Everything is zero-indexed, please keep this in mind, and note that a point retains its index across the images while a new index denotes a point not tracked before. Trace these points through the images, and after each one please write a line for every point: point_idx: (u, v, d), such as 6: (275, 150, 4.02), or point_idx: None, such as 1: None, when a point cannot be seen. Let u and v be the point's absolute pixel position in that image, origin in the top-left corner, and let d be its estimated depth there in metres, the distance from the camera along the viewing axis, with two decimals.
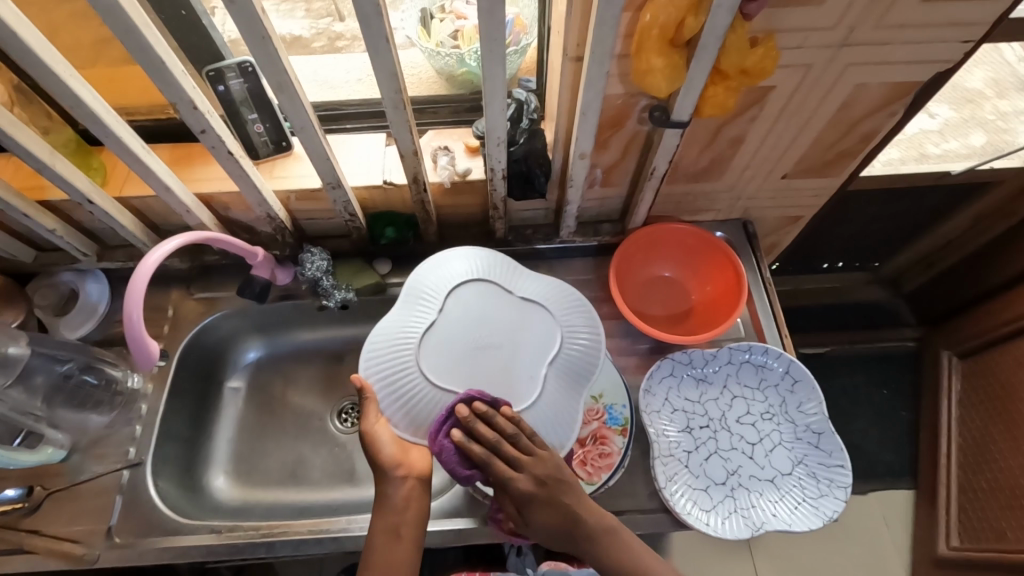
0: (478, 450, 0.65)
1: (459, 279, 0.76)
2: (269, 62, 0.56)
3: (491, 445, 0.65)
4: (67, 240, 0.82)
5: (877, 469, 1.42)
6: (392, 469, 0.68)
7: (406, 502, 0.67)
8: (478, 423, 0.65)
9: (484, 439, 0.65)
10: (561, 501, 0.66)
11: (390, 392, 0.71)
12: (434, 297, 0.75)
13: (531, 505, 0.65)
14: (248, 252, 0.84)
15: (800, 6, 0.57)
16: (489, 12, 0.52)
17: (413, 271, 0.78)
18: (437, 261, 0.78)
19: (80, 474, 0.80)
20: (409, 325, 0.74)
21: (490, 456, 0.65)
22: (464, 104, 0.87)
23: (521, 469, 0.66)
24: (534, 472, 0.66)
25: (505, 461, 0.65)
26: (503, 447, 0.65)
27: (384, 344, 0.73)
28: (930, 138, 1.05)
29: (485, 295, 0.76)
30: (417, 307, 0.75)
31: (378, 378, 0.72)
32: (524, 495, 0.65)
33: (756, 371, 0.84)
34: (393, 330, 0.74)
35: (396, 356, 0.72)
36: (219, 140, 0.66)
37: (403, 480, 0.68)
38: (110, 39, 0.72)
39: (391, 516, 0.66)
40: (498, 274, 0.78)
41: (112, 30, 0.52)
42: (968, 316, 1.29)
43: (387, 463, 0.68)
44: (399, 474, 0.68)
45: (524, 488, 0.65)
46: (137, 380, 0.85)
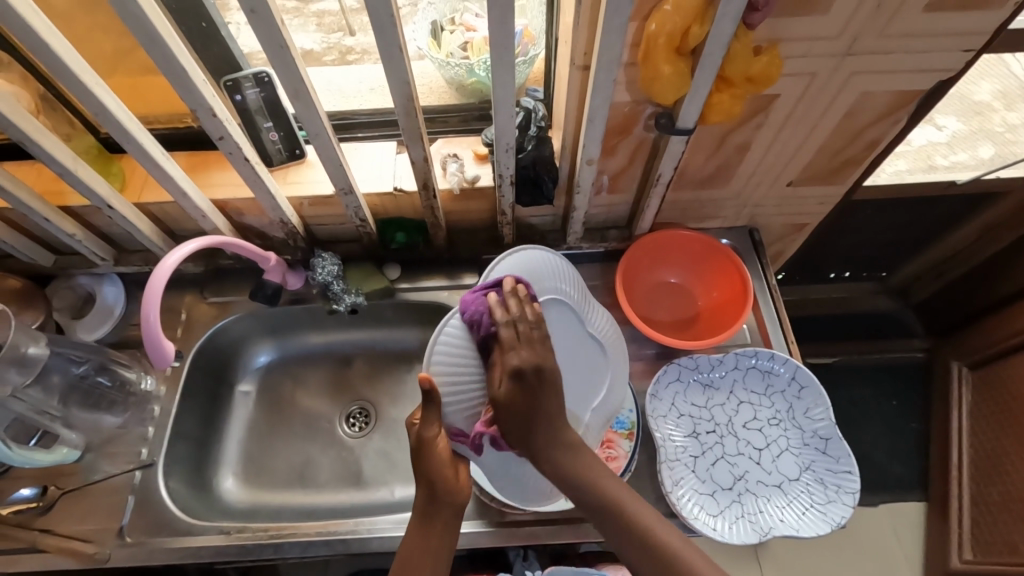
0: (501, 313, 0.67)
1: (547, 298, 0.74)
2: (287, 71, 0.58)
3: (518, 314, 0.67)
4: (86, 244, 0.85)
5: (887, 481, 1.40)
6: (440, 494, 0.65)
7: (446, 525, 0.66)
8: (515, 295, 0.69)
9: (511, 308, 0.68)
10: (540, 396, 0.65)
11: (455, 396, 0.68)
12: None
13: (514, 377, 0.64)
14: (261, 256, 0.85)
15: (802, 16, 0.59)
16: (500, 22, 0.54)
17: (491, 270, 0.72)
18: (526, 266, 0.74)
19: (92, 474, 0.81)
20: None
21: (510, 323, 0.67)
22: (473, 113, 0.88)
23: (530, 347, 0.66)
24: (535, 352, 0.66)
25: (516, 335, 0.66)
26: (524, 321, 0.67)
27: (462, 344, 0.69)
28: (938, 150, 1.05)
29: (561, 321, 0.75)
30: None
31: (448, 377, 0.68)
32: (513, 369, 0.64)
33: (763, 377, 0.84)
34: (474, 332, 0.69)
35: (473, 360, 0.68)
36: (237, 147, 0.68)
37: (449, 505, 0.66)
38: (133, 50, 0.75)
39: (431, 540, 0.65)
40: (577, 300, 0.76)
41: (138, 40, 0.54)
42: (978, 326, 1.28)
43: (437, 485, 0.65)
44: (446, 500, 0.65)
45: (518, 362, 0.65)
46: (150, 382, 0.87)
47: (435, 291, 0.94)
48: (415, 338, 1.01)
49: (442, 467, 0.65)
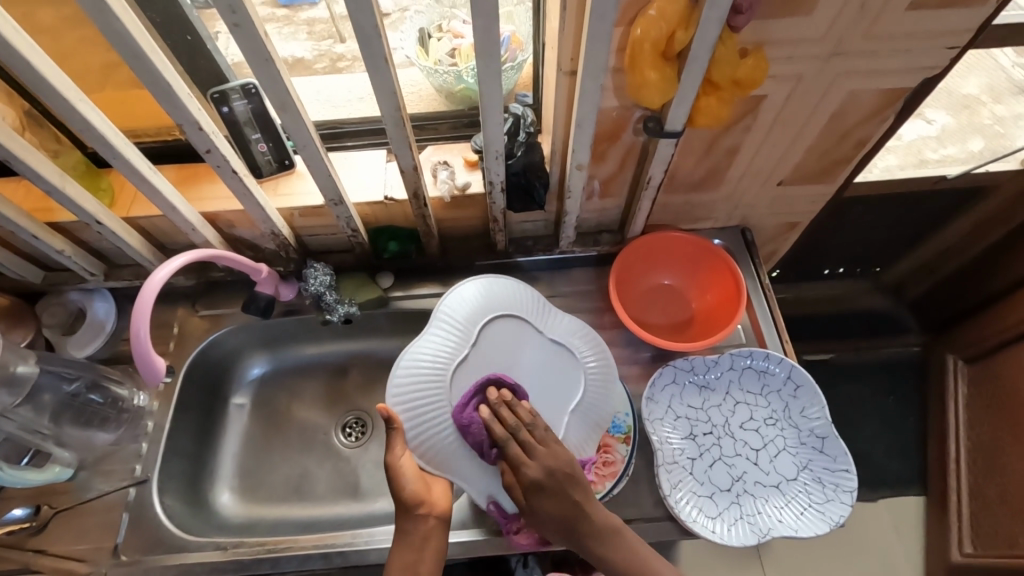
0: (498, 429, 0.68)
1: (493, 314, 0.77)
2: (273, 83, 0.58)
3: (516, 425, 0.68)
4: (76, 260, 0.84)
5: (885, 476, 1.41)
6: (414, 508, 0.69)
7: (424, 539, 0.69)
8: (505, 405, 0.70)
9: (504, 420, 0.69)
10: (568, 495, 0.67)
11: (415, 420, 0.72)
12: (468, 330, 0.76)
13: (538, 493, 0.66)
14: (252, 268, 0.85)
15: (786, 18, 0.59)
16: (485, 31, 0.54)
17: (441, 300, 0.78)
18: (479, 286, 0.79)
19: (86, 492, 0.81)
20: (441, 355, 0.74)
21: (509, 438, 0.68)
22: (462, 119, 0.88)
23: (538, 457, 0.67)
24: (543, 462, 0.67)
25: (522, 447, 0.68)
26: (523, 431, 0.68)
27: (416, 371, 0.73)
28: (928, 145, 1.06)
29: (516, 332, 0.77)
30: (452, 337, 0.75)
31: (406, 405, 0.72)
32: (531, 482, 0.66)
33: (758, 377, 0.84)
34: (426, 359, 0.74)
35: (427, 385, 0.73)
36: (224, 160, 0.68)
37: (422, 519, 0.70)
38: (117, 64, 0.74)
39: (409, 553, 0.69)
40: (530, 312, 0.79)
41: (121, 55, 0.53)
42: (973, 320, 1.29)
43: (410, 501, 0.69)
44: (421, 512, 0.70)
45: (535, 476, 0.66)
46: (144, 398, 0.86)
47: (429, 299, 0.94)
48: None
49: (412, 483, 0.70)
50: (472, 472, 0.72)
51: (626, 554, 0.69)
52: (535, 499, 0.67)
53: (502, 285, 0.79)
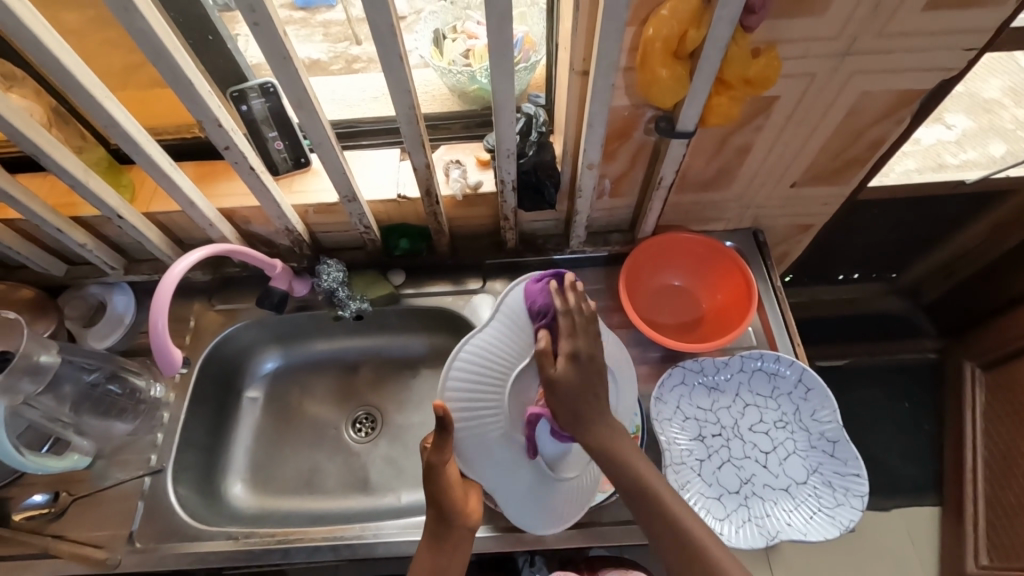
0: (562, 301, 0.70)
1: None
2: (290, 81, 0.59)
3: (575, 307, 0.70)
4: (97, 254, 0.86)
5: (899, 484, 1.38)
6: (453, 517, 0.68)
7: (457, 546, 0.69)
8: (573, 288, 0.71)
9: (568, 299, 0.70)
10: (593, 382, 0.69)
11: (467, 418, 0.72)
12: (532, 334, 0.74)
13: (571, 362, 0.68)
14: (267, 263, 0.86)
15: (799, 18, 0.59)
16: (498, 30, 0.55)
17: (502, 299, 0.74)
18: (544, 289, 0.75)
19: (104, 480, 0.82)
20: (503, 356, 0.73)
21: (568, 313, 0.70)
22: (475, 119, 0.89)
23: (581, 338, 0.69)
24: (589, 343, 0.69)
25: (570, 324, 0.69)
26: (580, 315, 0.70)
27: (474, 369, 0.72)
28: (947, 149, 1.04)
29: None
30: (513, 344, 0.73)
31: (460, 403, 0.72)
32: (569, 353, 0.68)
33: (768, 379, 0.84)
34: (486, 361, 0.72)
35: (484, 385, 0.72)
36: (242, 156, 0.69)
37: (457, 528, 0.68)
38: (141, 64, 0.76)
39: (441, 561, 0.68)
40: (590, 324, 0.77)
41: (145, 52, 0.55)
42: (991, 326, 1.27)
43: (450, 510, 0.67)
44: (458, 522, 0.68)
45: (572, 348, 0.68)
46: (159, 389, 0.88)
47: (440, 297, 0.95)
48: (420, 344, 1.02)
49: (448, 493, 0.67)
50: (510, 481, 0.73)
51: (640, 484, 0.67)
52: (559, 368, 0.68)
53: (568, 291, 0.77)
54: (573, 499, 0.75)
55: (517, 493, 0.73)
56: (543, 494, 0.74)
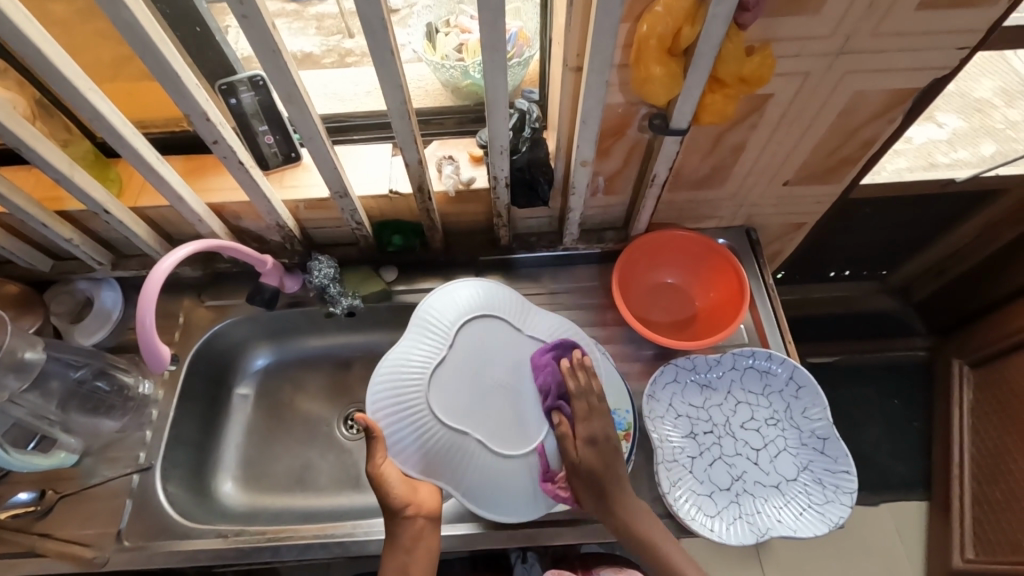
0: (576, 381, 0.73)
1: (469, 317, 0.79)
2: (280, 75, 0.58)
3: (586, 388, 0.73)
4: (84, 249, 0.85)
5: (888, 480, 1.40)
6: (402, 510, 0.69)
7: (416, 541, 0.69)
8: (581, 367, 0.74)
9: (579, 378, 0.74)
10: (610, 460, 0.71)
11: (396, 427, 0.73)
12: (445, 332, 0.78)
13: (589, 445, 0.71)
14: (258, 260, 0.85)
15: (794, 16, 0.59)
16: (491, 26, 0.54)
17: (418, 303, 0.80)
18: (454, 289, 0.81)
19: (91, 478, 0.82)
20: (419, 358, 0.76)
21: (582, 394, 0.73)
22: (468, 115, 0.89)
23: (598, 419, 0.72)
24: (605, 426, 0.72)
25: (585, 406, 0.73)
26: (592, 396, 0.73)
27: (396, 376, 0.75)
28: (939, 148, 1.05)
29: (491, 331, 0.78)
30: (429, 340, 0.77)
31: (386, 415, 0.74)
32: (586, 439, 0.71)
33: (760, 377, 0.84)
34: (404, 362, 0.76)
35: (404, 387, 0.74)
36: (231, 151, 0.68)
37: (411, 521, 0.70)
38: (128, 57, 0.75)
39: (400, 555, 0.69)
40: (508, 312, 0.80)
41: (131, 44, 0.54)
42: (979, 324, 1.28)
43: (397, 506, 0.69)
44: (408, 514, 0.70)
45: (591, 432, 0.71)
46: (148, 386, 0.87)
47: None
48: None
49: (397, 488, 0.70)
50: (456, 473, 0.72)
51: (638, 528, 0.69)
52: (582, 451, 0.71)
53: (479, 288, 0.81)
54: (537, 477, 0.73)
55: (468, 484, 0.72)
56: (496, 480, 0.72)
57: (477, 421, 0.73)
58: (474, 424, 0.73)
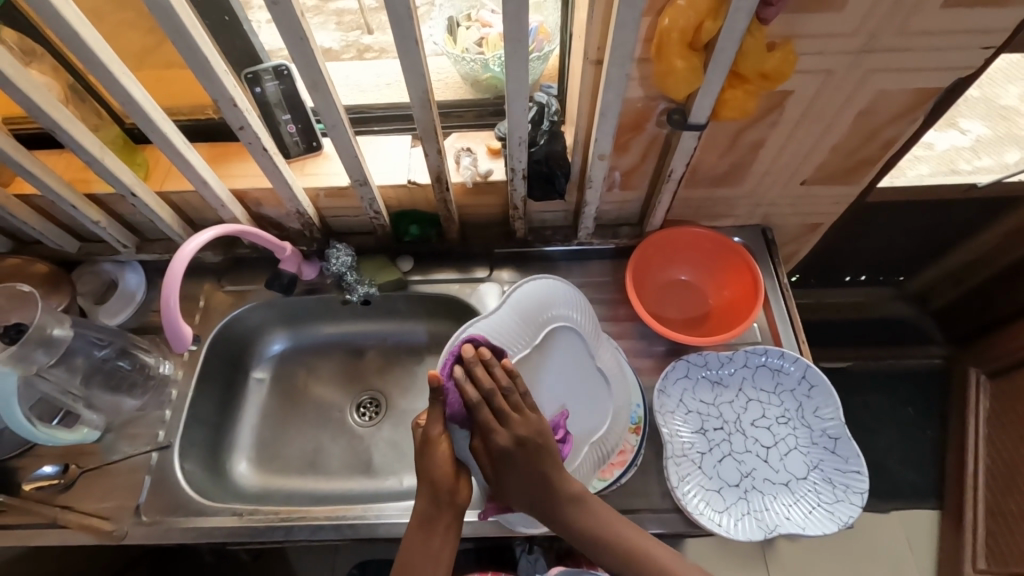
0: (473, 390, 0.64)
1: (556, 325, 0.80)
2: (306, 63, 0.59)
3: (487, 390, 0.64)
4: (111, 231, 0.87)
5: (899, 487, 1.38)
6: (443, 496, 0.64)
7: (445, 530, 0.64)
8: (480, 365, 0.65)
9: (478, 383, 0.64)
10: (538, 465, 0.65)
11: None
12: (533, 330, 0.79)
13: (500, 462, 0.64)
14: (277, 246, 0.87)
15: (818, 12, 0.59)
16: (515, 18, 0.55)
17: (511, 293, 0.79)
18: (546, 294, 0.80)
19: (112, 454, 0.84)
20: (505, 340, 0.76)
21: (483, 402, 0.64)
22: (487, 108, 0.90)
23: (509, 425, 0.64)
24: (516, 429, 0.64)
25: (494, 413, 0.64)
26: (495, 396, 0.64)
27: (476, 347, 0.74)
28: (961, 155, 1.02)
29: (567, 351, 0.80)
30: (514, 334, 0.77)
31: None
32: (497, 455, 0.64)
33: (772, 375, 0.84)
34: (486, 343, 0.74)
35: None
36: (256, 137, 0.70)
37: (445, 507, 0.64)
38: (158, 46, 0.77)
39: (423, 543, 0.64)
40: (588, 333, 0.82)
41: (164, 29, 0.56)
42: (999, 333, 1.26)
43: (441, 485, 0.64)
44: (447, 500, 0.64)
45: (502, 443, 0.63)
46: (168, 366, 0.90)
47: (446, 285, 0.95)
48: (426, 332, 1.02)
49: (443, 466, 0.64)
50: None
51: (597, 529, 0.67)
52: (501, 467, 0.65)
53: (570, 303, 0.82)
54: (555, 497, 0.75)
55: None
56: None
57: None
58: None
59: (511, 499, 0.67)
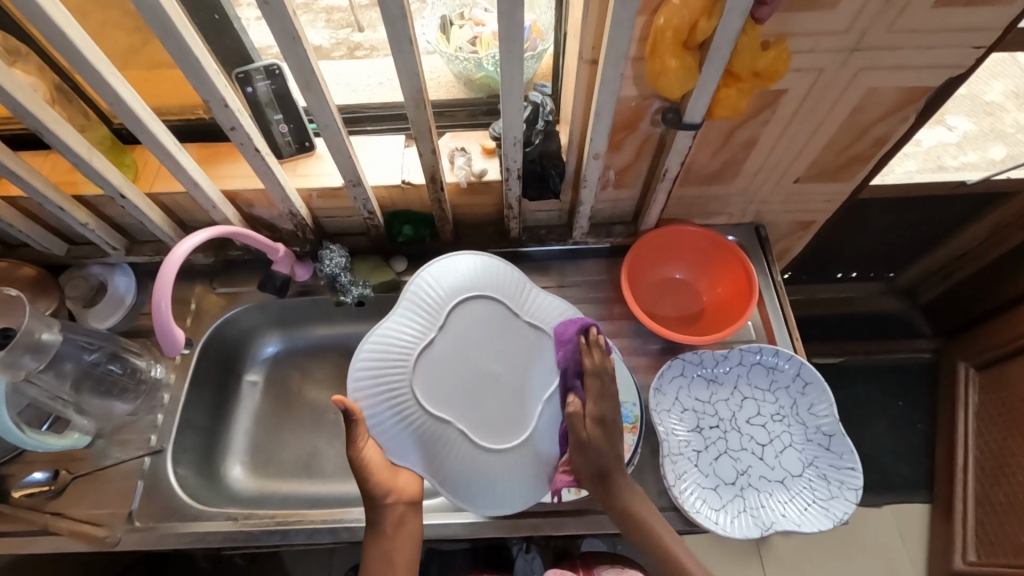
0: (588, 360, 0.69)
1: (462, 299, 0.75)
2: (299, 63, 0.59)
3: (600, 366, 0.68)
4: (99, 233, 0.86)
5: (891, 481, 1.40)
6: (383, 497, 0.69)
7: (397, 527, 0.70)
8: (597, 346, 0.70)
9: (595, 356, 0.69)
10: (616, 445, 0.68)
11: (377, 404, 0.70)
12: (436, 313, 0.74)
13: (599, 425, 0.67)
14: (270, 248, 0.86)
15: (810, 11, 0.59)
16: (509, 18, 0.55)
17: (409, 282, 0.76)
18: (441, 273, 0.76)
19: (103, 460, 0.83)
20: (407, 338, 0.72)
21: (595, 374, 0.68)
22: (481, 107, 0.89)
23: (607, 400, 0.68)
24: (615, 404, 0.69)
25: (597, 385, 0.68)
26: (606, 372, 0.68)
27: (379, 357, 0.71)
28: (948, 151, 1.04)
29: (486, 319, 0.74)
30: (415, 324, 0.73)
31: (367, 395, 0.70)
32: (597, 417, 0.67)
33: (767, 373, 0.85)
34: (389, 344, 0.72)
35: (387, 368, 0.71)
36: (248, 138, 0.69)
37: (391, 507, 0.70)
38: (145, 45, 0.75)
39: (382, 542, 0.69)
40: (506, 296, 0.76)
41: (154, 29, 0.55)
42: (985, 328, 1.28)
43: (378, 493, 0.69)
44: (389, 501, 0.70)
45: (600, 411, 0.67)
46: (160, 370, 0.89)
47: None
48: None
49: (377, 473, 0.69)
50: (435, 461, 0.70)
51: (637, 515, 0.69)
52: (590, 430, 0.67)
53: (479, 265, 0.77)
54: (520, 478, 0.71)
55: (447, 471, 0.70)
56: (480, 475, 0.70)
57: (462, 409, 0.70)
58: (458, 412, 0.70)
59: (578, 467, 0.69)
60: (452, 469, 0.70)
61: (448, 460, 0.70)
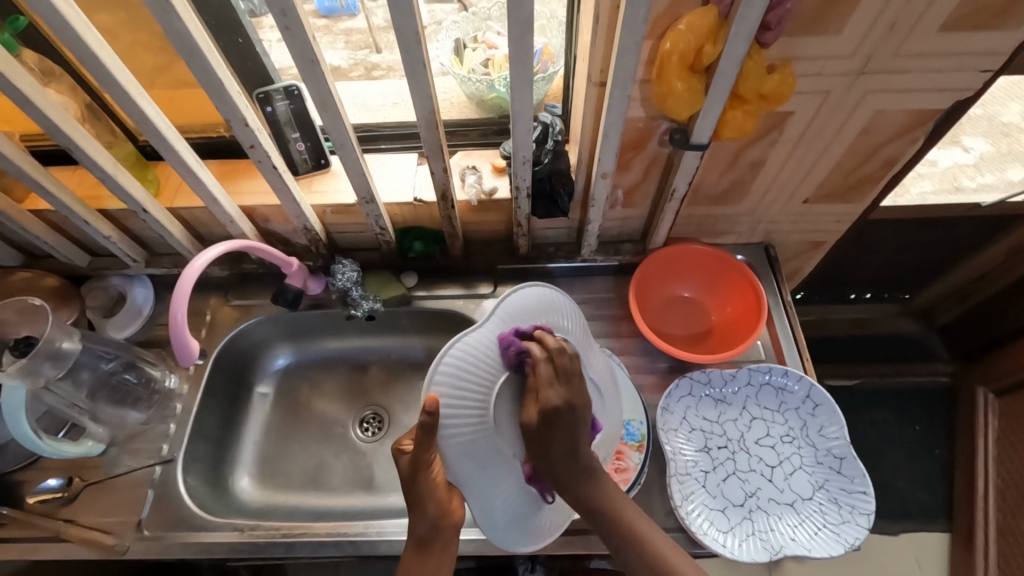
0: (539, 347, 0.65)
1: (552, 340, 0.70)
2: (317, 85, 0.61)
3: (552, 350, 0.65)
4: (120, 246, 0.88)
5: (908, 509, 1.36)
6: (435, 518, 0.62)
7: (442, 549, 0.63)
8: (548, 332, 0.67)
9: (546, 344, 0.65)
10: (575, 433, 0.63)
11: (454, 411, 0.63)
12: None
13: (549, 414, 0.61)
14: (283, 261, 0.88)
15: (816, 35, 0.60)
16: (519, 42, 0.56)
17: (498, 299, 0.69)
18: (536, 303, 0.70)
19: (116, 468, 0.84)
20: (493, 361, 0.65)
21: (548, 361, 0.64)
22: (492, 127, 0.91)
23: (564, 385, 0.63)
24: (573, 392, 0.63)
25: (554, 371, 0.64)
26: (562, 356, 0.64)
27: (462, 368, 0.64)
28: (965, 172, 1.03)
29: None
30: (508, 347, 0.67)
31: (449, 399, 0.63)
32: (549, 405, 0.61)
33: (776, 394, 0.84)
34: (479, 360, 0.65)
35: (473, 386, 0.64)
36: (266, 155, 0.71)
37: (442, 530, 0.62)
38: (170, 66, 0.79)
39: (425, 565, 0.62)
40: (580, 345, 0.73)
41: (180, 52, 0.57)
42: (1003, 352, 1.26)
43: (433, 510, 0.61)
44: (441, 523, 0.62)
45: (554, 399, 0.62)
46: (174, 380, 0.91)
47: (450, 300, 0.96)
48: (426, 347, 1.03)
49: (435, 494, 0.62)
50: (483, 490, 0.65)
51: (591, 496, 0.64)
52: (544, 425, 0.62)
53: (559, 304, 0.73)
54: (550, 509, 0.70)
55: (492, 503, 0.66)
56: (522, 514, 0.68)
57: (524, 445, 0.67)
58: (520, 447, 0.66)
59: (540, 466, 0.64)
60: (494, 504, 0.66)
61: (490, 496, 0.66)
